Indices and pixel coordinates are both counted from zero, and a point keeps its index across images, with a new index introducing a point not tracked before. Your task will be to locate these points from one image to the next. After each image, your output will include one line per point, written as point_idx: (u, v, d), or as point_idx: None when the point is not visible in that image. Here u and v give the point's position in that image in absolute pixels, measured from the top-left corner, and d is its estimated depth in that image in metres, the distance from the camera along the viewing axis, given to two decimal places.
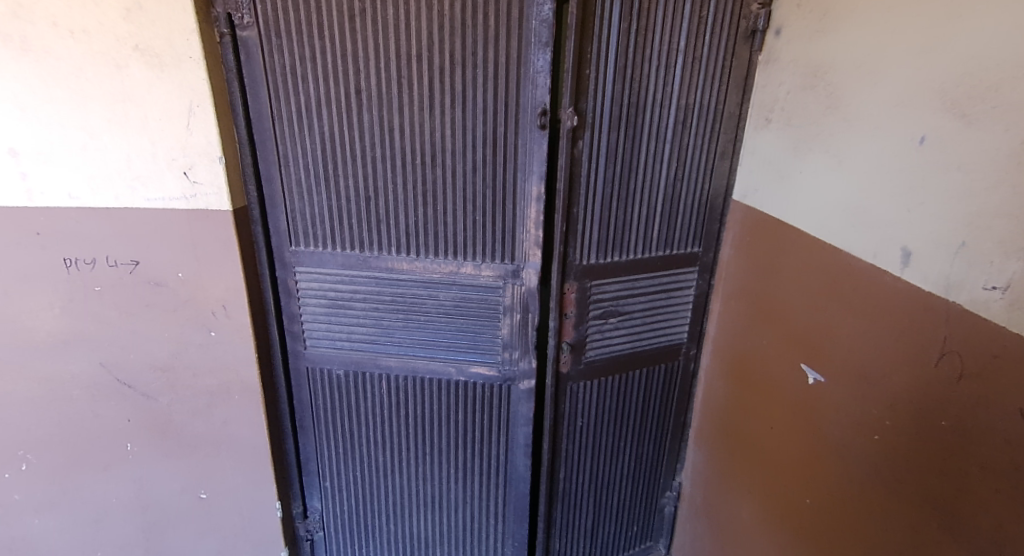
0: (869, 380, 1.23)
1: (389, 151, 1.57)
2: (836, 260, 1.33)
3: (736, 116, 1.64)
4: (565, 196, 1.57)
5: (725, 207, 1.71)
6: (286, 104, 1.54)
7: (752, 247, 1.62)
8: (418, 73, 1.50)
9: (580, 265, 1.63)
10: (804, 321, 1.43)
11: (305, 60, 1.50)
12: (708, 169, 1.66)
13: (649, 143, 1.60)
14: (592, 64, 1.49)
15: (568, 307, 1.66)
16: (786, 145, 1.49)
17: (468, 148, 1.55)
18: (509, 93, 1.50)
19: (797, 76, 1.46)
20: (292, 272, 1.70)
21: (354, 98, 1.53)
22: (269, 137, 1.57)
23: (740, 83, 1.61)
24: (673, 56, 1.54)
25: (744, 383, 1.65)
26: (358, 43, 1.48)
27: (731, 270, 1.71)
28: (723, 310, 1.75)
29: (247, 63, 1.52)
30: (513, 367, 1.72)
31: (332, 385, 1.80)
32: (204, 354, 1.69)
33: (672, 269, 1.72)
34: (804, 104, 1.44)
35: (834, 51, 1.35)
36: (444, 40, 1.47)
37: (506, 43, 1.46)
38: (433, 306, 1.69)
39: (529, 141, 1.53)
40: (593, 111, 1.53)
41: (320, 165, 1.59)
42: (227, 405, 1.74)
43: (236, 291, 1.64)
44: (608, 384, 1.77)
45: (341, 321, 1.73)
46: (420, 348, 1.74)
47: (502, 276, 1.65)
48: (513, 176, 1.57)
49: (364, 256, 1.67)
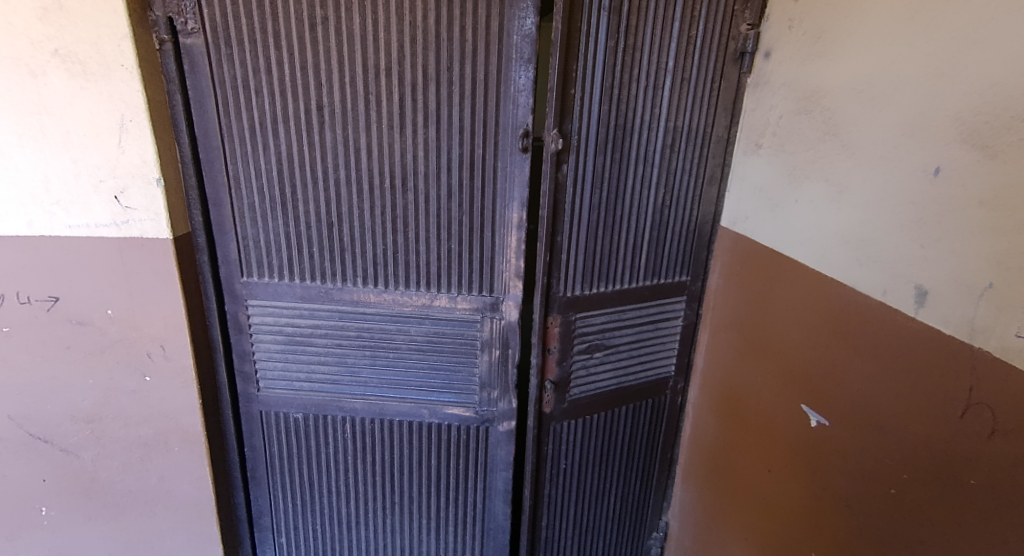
0: (880, 428, 1.14)
1: (354, 173, 1.41)
2: (838, 296, 1.24)
3: (724, 140, 1.55)
4: (548, 224, 1.44)
5: (713, 234, 1.63)
6: (237, 120, 1.37)
7: (744, 276, 1.53)
8: (387, 89, 1.35)
9: (564, 297, 1.50)
10: (804, 358, 1.34)
11: (258, 73, 1.34)
12: (696, 196, 1.58)
13: (637, 167, 1.48)
14: (578, 83, 1.37)
15: (552, 342, 1.53)
16: (779, 171, 1.42)
17: (443, 171, 1.41)
18: (487, 112, 1.37)
19: (791, 99, 1.38)
20: (244, 305, 1.51)
21: (315, 114, 1.37)
22: (217, 156, 1.39)
23: (729, 107, 1.52)
24: (662, 75, 1.43)
25: (738, 420, 1.56)
26: (320, 55, 1.32)
27: (721, 299, 1.62)
28: (713, 342, 1.66)
29: (191, 73, 1.33)
30: (492, 408, 1.58)
31: (290, 430, 1.62)
32: (137, 401, 1.48)
33: (661, 299, 1.63)
34: (799, 129, 1.36)
35: (829, 75, 1.27)
36: (417, 54, 1.33)
37: (484, 58, 1.33)
38: (403, 342, 1.54)
39: (509, 164, 1.40)
40: (579, 132, 1.40)
41: (276, 189, 1.42)
42: (165, 458, 1.53)
43: (176, 330, 1.44)
44: (593, 422, 1.65)
45: (300, 359, 1.56)
46: (388, 389, 1.58)
47: (479, 309, 1.50)
48: (492, 202, 1.43)
49: (326, 288, 1.50)
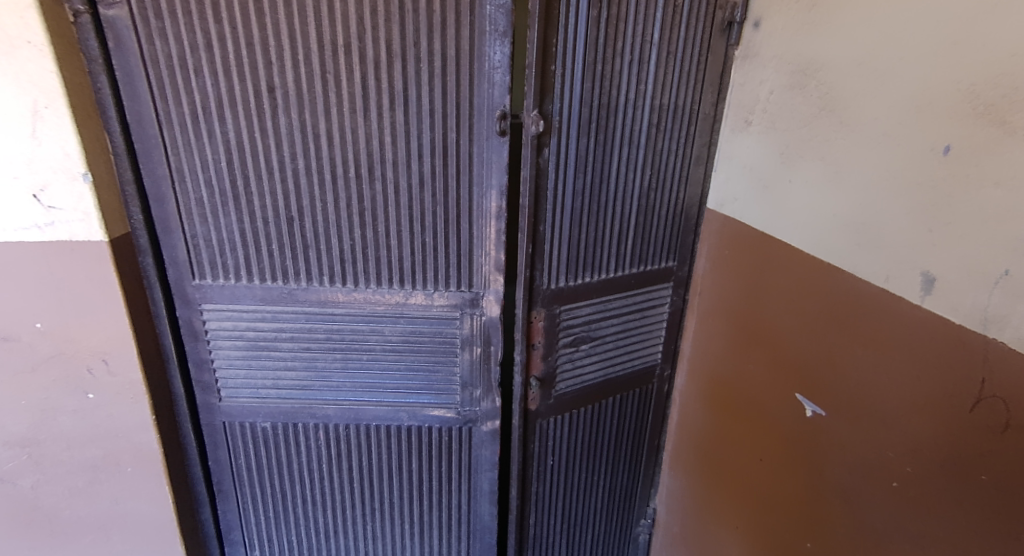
0: (883, 421, 1.10)
1: (315, 162, 1.28)
2: (836, 282, 1.18)
3: (711, 118, 1.47)
4: (530, 213, 1.33)
5: (699, 217, 1.56)
6: (176, 105, 1.22)
7: (733, 260, 1.47)
8: (347, 68, 1.22)
9: (548, 289, 1.40)
10: (798, 347, 1.29)
11: (198, 50, 1.19)
12: (682, 178, 1.49)
13: (622, 148, 1.38)
14: (558, 58, 1.24)
15: (536, 337, 1.44)
16: (769, 150, 1.34)
17: (413, 158, 1.28)
18: (459, 92, 1.24)
19: (783, 73, 1.29)
20: (198, 311, 1.38)
21: (266, 97, 1.23)
22: (155, 145, 1.25)
23: (715, 82, 1.43)
24: (646, 49, 1.32)
25: (728, 408, 1.52)
26: (268, 29, 1.18)
27: (709, 284, 1.56)
28: (700, 328, 1.61)
29: (117, 50, 1.18)
30: (474, 407, 1.50)
31: (258, 440, 1.51)
32: (80, 422, 1.33)
33: (647, 286, 1.55)
34: (791, 105, 1.28)
35: (825, 46, 1.19)
36: (378, 27, 1.19)
37: (455, 32, 1.20)
38: (377, 343, 1.43)
39: (485, 149, 1.28)
40: (560, 113, 1.29)
41: (227, 181, 1.29)
42: (117, 481, 1.39)
43: (120, 341, 1.28)
44: (580, 416, 1.58)
45: (265, 365, 1.44)
46: (363, 392, 1.48)
47: (458, 305, 1.40)
48: (468, 191, 1.32)
49: (289, 288, 1.38)
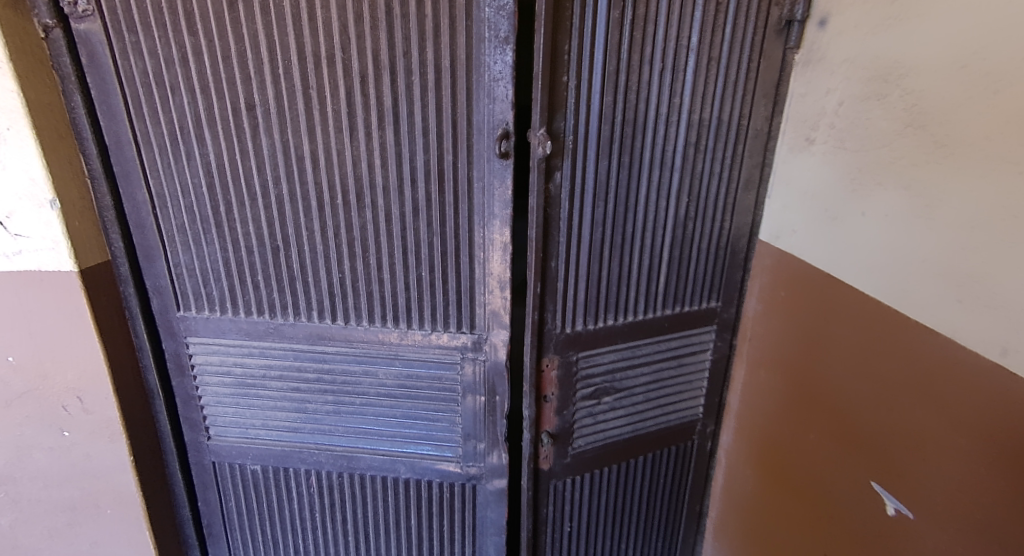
0: (993, 540, 0.84)
1: (299, 188, 1.15)
2: (927, 349, 0.92)
3: (765, 134, 1.22)
4: (539, 247, 1.14)
5: (749, 250, 1.31)
6: (153, 125, 1.12)
7: (790, 305, 1.22)
8: (331, 83, 1.08)
9: (562, 334, 1.21)
10: (873, 421, 1.04)
11: (173, 65, 1.08)
12: (728, 205, 1.26)
13: (652, 173, 1.17)
14: (571, 67, 1.05)
15: (548, 388, 1.24)
16: (836, 175, 1.09)
17: (406, 183, 1.13)
18: (456, 108, 1.08)
19: (855, 81, 1.04)
20: (184, 344, 1.28)
21: (245, 116, 1.11)
22: (133, 167, 1.15)
23: (770, 93, 1.19)
24: (682, 54, 1.10)
25: (783, 481, 1.27)
26: (244, 41, 1.06)
27: (761, 330, 1.32)
28: (750, 381, 1.36)
29: (91, 67, 1.09)
30: (479, 462, 1.32)
31: (247, 483, 1.40)
32: (56, 460, 1.26)
33: (685, 330, 1.33)
34: (863, 120, 1.03)
35: (909, 47, 0.94)
36: (364, 36, 1.04)
37: (450, 40, 1.04)
38: (371, 387, 1.28)
39: (486, 172, 1.11)
40: (574, 132, 1.09)
41: (208, 207, 1.18)
42: (97, 522, 1.31)
43: (94, 378, 1.21)
44: (603, 477, 1.37)
45: (254, 404, 1.32)
46: (357, 439, 1.33)
47: (459, 349, 1.23)
48: (469, 221, 1.15)
49: (275, 323, 1.25)
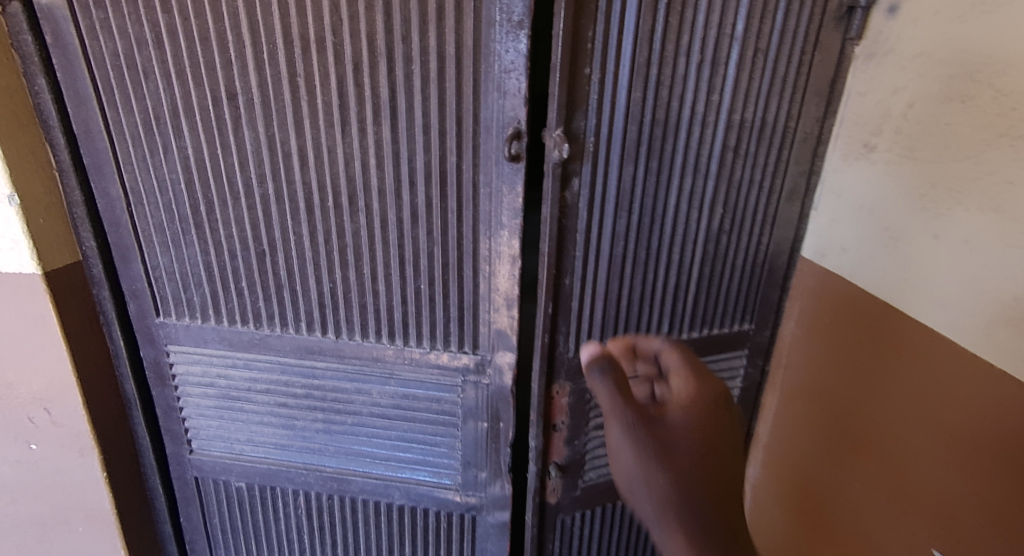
0: None
1: (286, 188, 1.03)
2: (1004, 404, 0.78)
3: (816, 137, 1.06)
4: (551, 262, 1.01)
5: (791, 268, 1.15)
6: (126, 113, 1.01)
7: (832, 333, 1.08)
8: (321, 69, 0.95)
9: (575, 358, 1.08)
10: (931, 478, 0.90)
11: (146, 47, 0.96)
12: (769, 217, 1.10)
13: (683, 181, 1.03)
14: (595, 57, 0.91)
15: (558, 417, 1.12)
16: (899, 191, 0.94)
17: (404, 186, 1.01)
18: (461, 102, 0.94)
19: (930, 80, 0.89)
20: (164, 352, 1.17)
21: (226, 105, 0.99)
22: (106, 160, 1.04)
23: (824, 90, 1.02)
24: (724, 43, 0.95)
25: (818, 528, 1.14)
26: (224, 21, 0.93)
27: (797, 358, 1.18)
28: (782, 412, 1.23)
29: (55, 47, 0.97)
30: (479, 492, 1.20)
31: (231, 501, 1.30)
32: (24, 474, 1.19)
33: (714, 355, 1.17)
34: (937, 128, 0.87)
35: (1004, 42, 0.78)
36: (358, 18, 0.91)
37: (456, 24, 0.90)
38: (364, 406, 1.17)
39: (494, 177, 0.98)
40: (596, 133, 0.96)
41: (187, 206, 1.06)
42: (69, 537, 1.24)
43: (62, 389, 1.12)
44: (615, 511, 1.25)
45: (239, 419, 1.22)
46: (348, 461, 1.22)
47: (461, 371, 1.11)
48: (473, 229, 1.02)
49: (261, 335, 1.14)
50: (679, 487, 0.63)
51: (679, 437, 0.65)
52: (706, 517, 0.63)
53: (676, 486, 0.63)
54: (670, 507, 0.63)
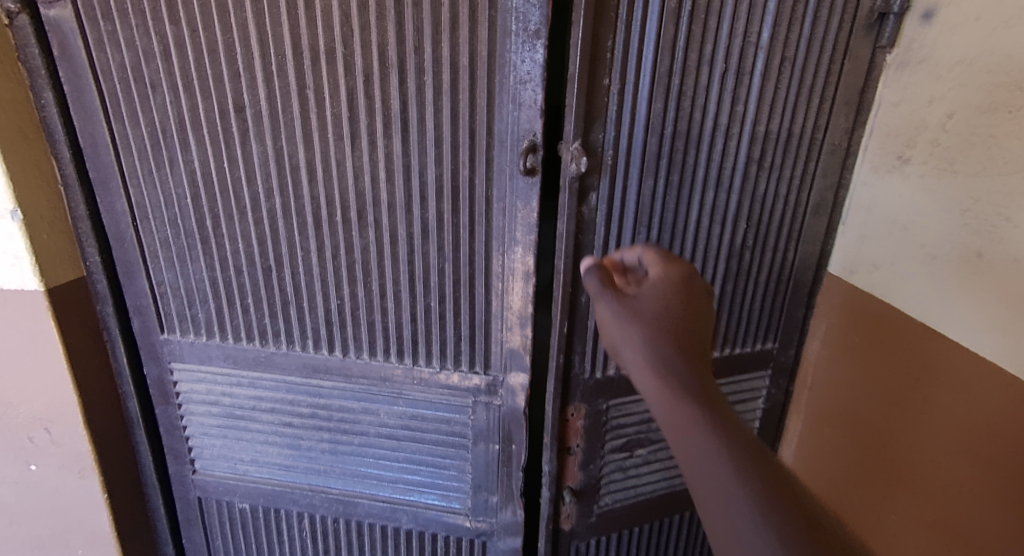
0: None
1: (293, 202, 1.00)
2: None
3: (844, 150, 1.02)
4: (568, 280, 0.97)
5: (816, 285, 1.11)
6: (132, 127, 0.98)
7: (863, 353, 1.03)
8: (331, 81, 0.92)
9: (591, 379, 1.04)
10: (974, 510, 0.84)
11: (153, 59, 0.94)
12: (793, 232, 1.06)
13: (705, 195, 0.98)
14: (614, 68, 0.87)
15: (573, 440, 1.07)
16: (935, 207, 0.89)
17: (414, 201, 0.97)
18: (475, 114, 0.91)
19: (971, 90, 0.84)
20: (168, 369, 1.14)
21: (234, 118, 0.96)
22: (112, 174, 1.01)
23: (853, 100, 0.98)
24: (749, 53, 0.91)
25: None
26: (233, 32, 0.91)
27: (823, 379, 1.13)
28: (808, 435, 1.17)
29: (62, 59, 0.95)
30: (490, 518, 1.15)
31: (235, 523, 1.26)
32: (23, 495, 1.16)
33: (736, 376, 1.13)
34: (979, 140, 0.83)
35: None
36: (369, 28, 0.88)
37: (470, 33, 0.87)
38: (372, 426, 1.13)
39: (508, 192, 0.95)
40: (614, 146, 0.92)
41: (193, 221, 1.03)
42: None
43: (62, 408, 1.09)
44: (632, 538, 1.20)
45: (243, 439, 1.18)
46: (355, 483, 1.18)
47: (472, 392, 1.07)
48: (486, 245, 0.99)
49: (266, 353, 1.11)
50: (642, 337, 0.66)
51: (644, 303, 0.69)
52: (673, 362, 0.62)
53: (637, 335, 0.66)
54: (637, 358, 0.65)
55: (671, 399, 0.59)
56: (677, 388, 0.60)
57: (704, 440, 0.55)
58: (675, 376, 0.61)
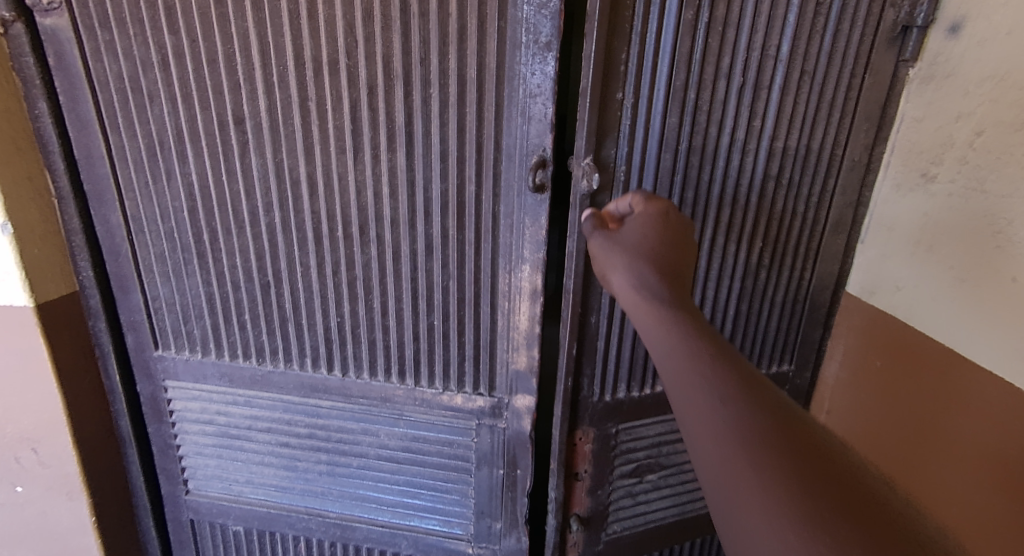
0: None
1: (293, 217, 0.96)
2: None
3: (864, 166, 0.98)
4: (577, 300, 0.93)
5: (834, 305, 1.07)
6: (129, 138, 0.95)
7: (888, 379, 0.98)
8: (334, 93, 0.88)
9: (600, 402, 1.00)
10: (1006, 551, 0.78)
11: (151, 69, 0.90)
12: (811, 251, 1.02)
13: (721, 212, 0.95)
14: (628, 81, 0.84)
15: (580, 465, 1.03)
16: (963, 227, 0.85)
17: (419, 217, 0.94)
18: (483, 128, 0.88)
19: (1002, 106, 0.80)
20: (162, 387, 1.10)
21: (233, 130, 0.92)
22: (107, 186, 0.98)
23: (874, 115, 0.95)
24: (768, 66, 0.88)
25: None
26: (233, 42, 0.87)
27: (843, 404, 1.08)
28: None
29: (57, 68, 0.91)
30: (493, 544, 1.11)
31: (228, 545, 1.22)
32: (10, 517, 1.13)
33: None
34: (1011, 159, 0.79)
35: None
36: (374, 38, 0.85)
37: (479, 45, 0.83)
38: (371, 448, 1.09)
39: (516, 208, 0.91)
40: (627, 162, 0.88)
41: (189, 235, 1.00)
42: None
43: (51, 427, 1.05)
44: None
45: (239, 459, 1.14)
46: (353, 507, 1.14)
47: (476, 414, 1.03)
48: (492, 263, 0.95)
49: (263, 371, 1.07)
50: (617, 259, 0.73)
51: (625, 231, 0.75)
52: (641, 275, 0.68)
53: (613, 257, 0.73)
54: (613, 278, 0.72)
55: (638, 305, 0.66)
56: (641, 295, 0.66)
57: (663, 331, 0.62)
58: (647, 289, 0.66)
